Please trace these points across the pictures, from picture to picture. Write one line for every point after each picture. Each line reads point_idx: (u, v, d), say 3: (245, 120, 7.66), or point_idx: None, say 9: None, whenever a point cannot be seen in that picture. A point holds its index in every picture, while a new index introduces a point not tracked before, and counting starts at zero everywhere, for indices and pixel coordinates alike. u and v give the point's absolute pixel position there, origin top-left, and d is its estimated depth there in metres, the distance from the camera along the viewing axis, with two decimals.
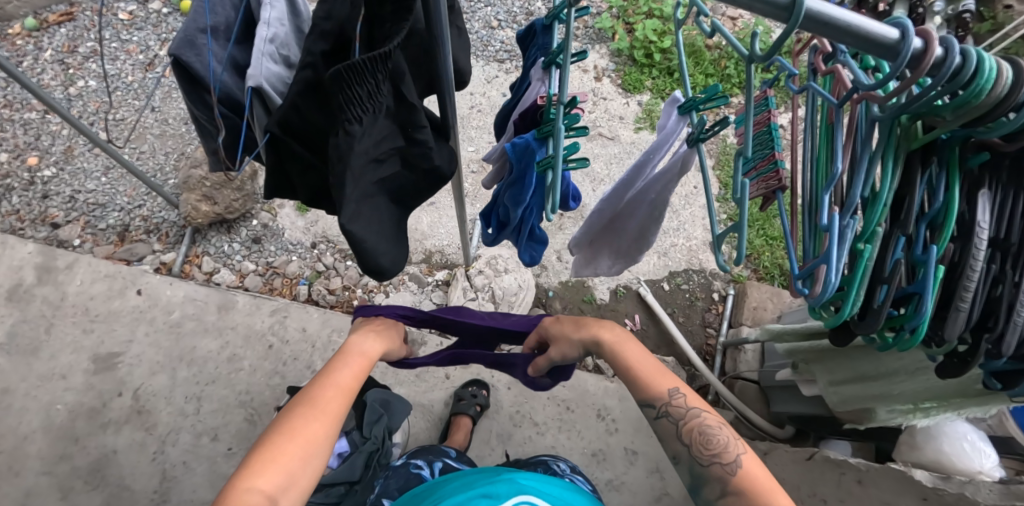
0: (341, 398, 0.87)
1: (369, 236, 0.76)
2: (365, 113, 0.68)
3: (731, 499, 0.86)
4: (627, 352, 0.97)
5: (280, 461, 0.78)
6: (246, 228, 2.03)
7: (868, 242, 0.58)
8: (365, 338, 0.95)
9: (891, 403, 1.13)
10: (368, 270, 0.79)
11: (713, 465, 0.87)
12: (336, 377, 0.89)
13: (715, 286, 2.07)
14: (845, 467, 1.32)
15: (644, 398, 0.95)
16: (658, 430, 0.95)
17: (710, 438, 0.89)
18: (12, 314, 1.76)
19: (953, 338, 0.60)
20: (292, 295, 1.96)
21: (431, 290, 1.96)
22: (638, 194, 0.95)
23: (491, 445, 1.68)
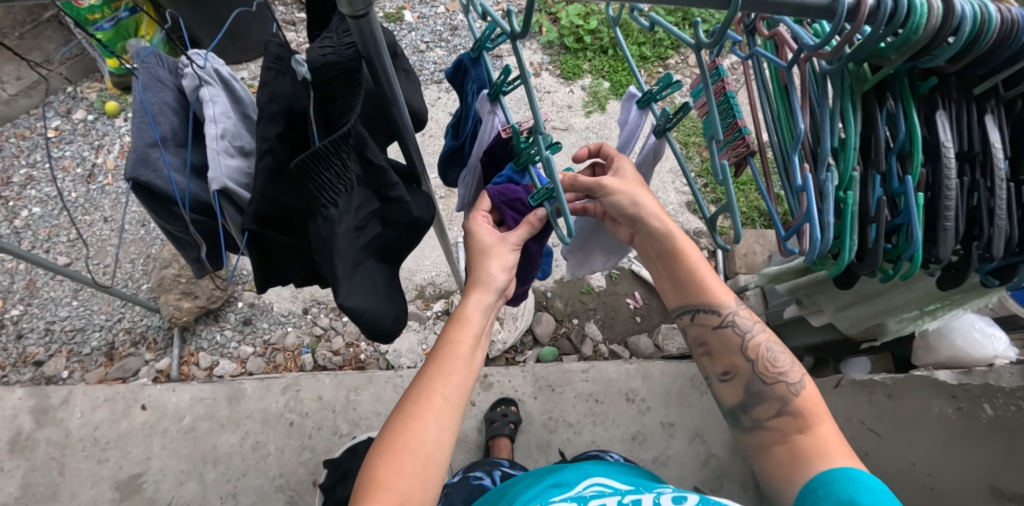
0: (445, 402, 0.80)
1: (368, 305, 0.74)
2: (338, 195, 0.67)
3: (786, 419, 0.86)
4: (689, 255, 0.90)
5: (387, 483, 0.75)
6: (233, 313, 2.01)
7: (848, 189, 0.59)
8: (469, 312, 0.86)
9: (899, 314, 1.18)
10: (374, 335, 0.78)
11: (778, 384, 0.88)
12: (437, 379, 0.81)
13: (701, 245, 2.11)
14: (873, 385, 1.30)
15: (706, 306, 0.92)
16: (715, 339, 0.93)
17: (776, 356, 0.90)
18: (19, 466, 1.69)
19: (948, 255, 0.61)
20: (298, 366, 1.94)
21: (433, 323, 1.96)
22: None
23: (534, 456, 1.68)
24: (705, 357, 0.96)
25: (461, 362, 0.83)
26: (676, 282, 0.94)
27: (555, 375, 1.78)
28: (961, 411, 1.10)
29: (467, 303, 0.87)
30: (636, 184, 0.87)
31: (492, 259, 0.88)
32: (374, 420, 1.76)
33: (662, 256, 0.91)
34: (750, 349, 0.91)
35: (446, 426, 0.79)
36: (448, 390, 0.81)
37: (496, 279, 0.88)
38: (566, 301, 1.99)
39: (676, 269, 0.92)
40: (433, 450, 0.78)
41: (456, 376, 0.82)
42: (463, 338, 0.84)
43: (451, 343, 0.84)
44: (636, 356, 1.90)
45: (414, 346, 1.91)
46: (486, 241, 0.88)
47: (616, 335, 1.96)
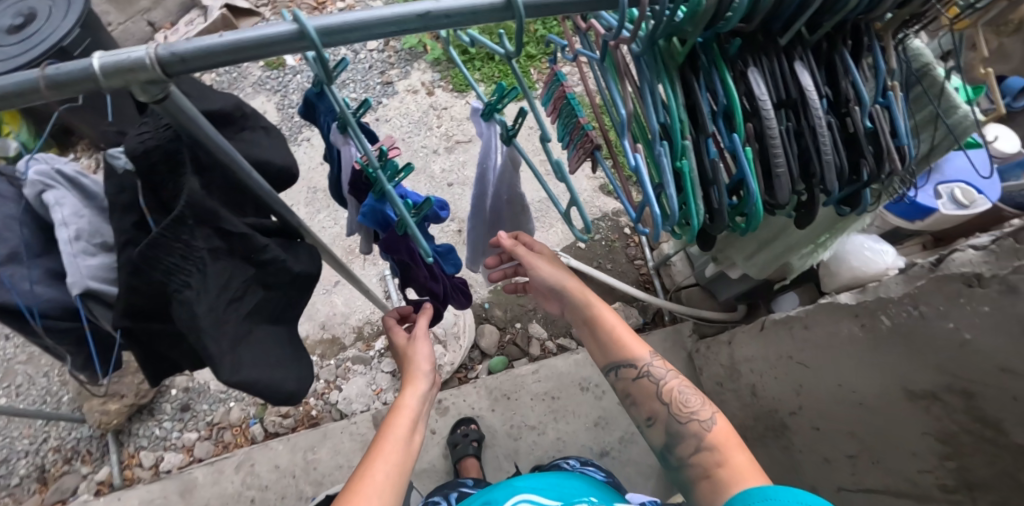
0: (383, 478, 0.83)
1: (262, 373, 0.73)
2: (193, 274, 0.66)
3: (704, 454, 0.90)
4: (606, 318, 1.01)
5: None
6: (168, 402, 1.91)
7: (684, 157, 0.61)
8: (406, 395, 0.95)
9: (798, 250, 1.26)
10: (278, 401, 0.76)
11: (691, 422, 0.94)
12: (376, 460, 0.85)
13: (622, 223, 2.18)
14: (791, 321, 1.35)
15: (624, 360, 1.01)
16: (636, 389, 1.01)
17: (687, 398, 0.97)
18: None
19: (787, 199, 0.64)
20: (249, 439, 1.86)
21: (378, 362, 1.93)
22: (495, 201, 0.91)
23: (504, 467, 1.68)
24: (632, 406, 1.03)
25: (399, 440, 0.88)
26: (599, 341, 1.03)
27: (508, 383, 1.77)
28: (865, 326, 1.14)
29: (403, 394, 0.96)
30: (556, 263, 0.99)
31: (416, 355, 1.01)
32: (337, 474, 1.71)
33: (584, 321, 1.03)
34: (665, 393, 0.98)
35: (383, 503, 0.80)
36: (388, 468, 0.84)
37: (421, 369, 1.00)
38: (505, 308, 2.00)
39: (597, 330, 1.02)
40: None
41: (394, 451, 0.87)
42: (400, 420, 0.91)
43: (390, 425, 0.90)
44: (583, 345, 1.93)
45: (363, 389, 1.88)
46: (401, 344, 1.04)
47: (560, 329, 1.98)
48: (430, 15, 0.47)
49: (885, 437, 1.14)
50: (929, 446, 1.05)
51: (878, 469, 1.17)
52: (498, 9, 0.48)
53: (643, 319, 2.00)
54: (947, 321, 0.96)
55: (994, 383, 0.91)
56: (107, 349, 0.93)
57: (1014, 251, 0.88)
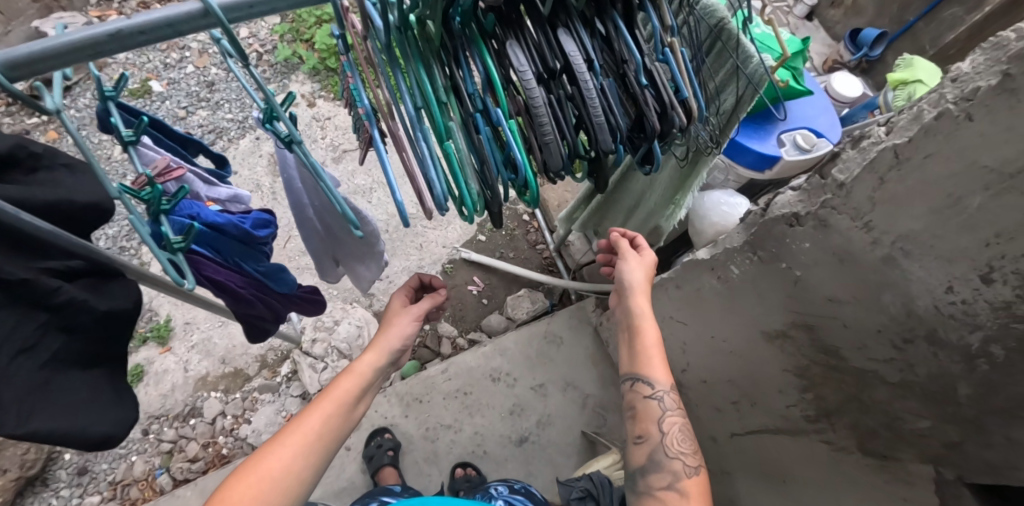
0: (307, 438, 0.86)
1: (61, 421, 0.73)
2: None
3: (672, 494, 0.93)
4: (648, 334, 1.00)
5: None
6: (63, 469, 1.77)
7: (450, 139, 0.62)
8: (366, 355, 0.95)
9: (658, 214, 1.30)
10: (89, 445, 0.77)
11: (675, 460, 0.96)
12: (310, 418, 0.87)
13: (520, 211, 2.20)
14: (664, 282, 1.39)
15: (643, 377, 0.99)
16: (641, 406, 1.00)
17: (682, 438, 0.98)
18: None
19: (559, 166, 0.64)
20: (158, 491, 1.76)
21: (286, 387, 1.87)
22: (317, 210, 0.91)
23: (428, 471, 1.67)
24: (629, 419, 1.03)
25: (338, 405, 0.90)
26: (631, 351, 1.02)
27: (420, 386, 1.75)
28: (721, 278, 1.18)
29: (360, 358, 0.95)
30: (642, 270, 1.04)
31: (390, 323, 1.01)
32: None
33: (626, 327, 1.03)
34: (665, 423, 0.99)
35: (296, 464, 0.84)
36: (317, 428, 0.87)
37: (390, 343, 0.98)
38: None
39: (634, 341, 1.02)
40: (280, 478, 0.82)
41: (330, 414, 0.89)
42: (347, 384, 0.92)
43: (335, 385, 0.91)
44: (492, 336, 1.94)
45: (273, 417, 1.82)
46: (393, 309, 1.02)
47: (468, 325, 2.00)
48: (124, 33, 0.47)
49: (756, 379, 1.19)
50: (790, 381, 1.10)
51: (757, 411, 1.23)
52: (197, 16, 0.48)
53: (551, 302, 2.02)
54: (780, 261, 1.02)
55: (827, 313, 0.97)
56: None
57: (821, 186, 0.91)
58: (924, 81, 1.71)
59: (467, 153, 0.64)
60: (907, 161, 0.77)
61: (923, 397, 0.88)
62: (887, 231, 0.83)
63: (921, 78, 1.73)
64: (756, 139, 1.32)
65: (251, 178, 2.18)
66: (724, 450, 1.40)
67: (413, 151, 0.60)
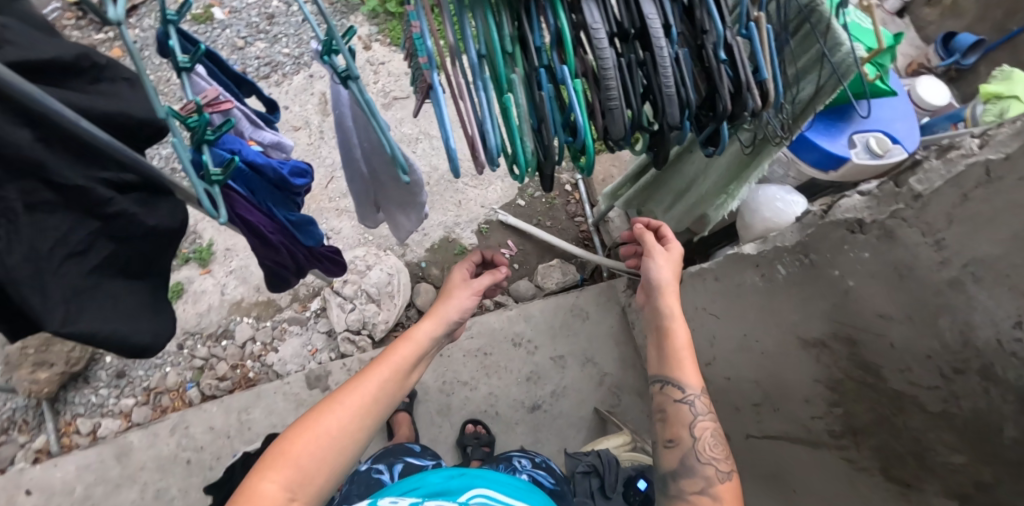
0: (368, 399, 0.86)
1: (103, 326, 0.77)
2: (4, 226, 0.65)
3: (705, 497, 0.91)
4: (678, 336, 1.00)
5: (290, 458, 0.78)
6: (103, 369, 1.88)
7: (512, 92, 0.60)
8: (425, 324, 0.97)
9: (708, 202, 1.26)
10: (127, 350, 0.82)
11: (707, 466, 0.94)
12: (372, 379, 0.88)
13: (562, 181, 2.17)
14: (704, 272, 1.35)
15: (675, 380, 0.99)
16: (671, 409, 0.99)
17: (714, 443, 0.97)
18: None
19: (621, 134, 0.62)
20: (187, 403, 1.86)
21: (314, 323, 1.92)
22: (365, 150, 0.90)
23: (438, 423, 1.71)
24: (659, 422, 1.02)
25: (396, 371, 0.90)
26: (661, 353, 1.02)
27: None
28: (766, 276, 1.14)
29: (419, 326, 0.96)
30: (671, 268, 1.05)
31: (451, 297, 1.02)
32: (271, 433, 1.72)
33: (656, 328, 1.03)
34: (696, 427, 0.98)
35: (355, 424, 0.84)
36: (376, 391, 0.88)
37: (448, 315, 1.00)
38: (442, 267, 1.99)
39: (664, 343, 1.02)
40: (341, 435, 0.82)
41: (387, 378, 0.89)
42: (406, 350, 0.92)
43: (395, 350, 0.92)
44: (519, 301, 1.94)
45: (299, 350, 1.88)
46: (453, 283, 1.05)
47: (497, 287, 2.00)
48: None
49: (784, 385, 1.16)
50: (819, 393, 1.06)
51: (778, 416, 1.20)
52: None
53: (581, 276, 2.00)
54: (833, 268, 0.97)
55: (874, 329, 0.92)
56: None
57: (894, 195, 0.86)
58: (1021, 97, 1.59)
59: (527, 109, 0.61)
60: (998, 180, 0.72)
61: (962, 433, 0.82)
62: (959, 252, 0.77)
63: (1017, 94, 1.60)
64: (827, 137, 1.25)
65: (301, 114, 2.20)
66: (738, 448, 1.38)
67: (471, 99, 0.58)
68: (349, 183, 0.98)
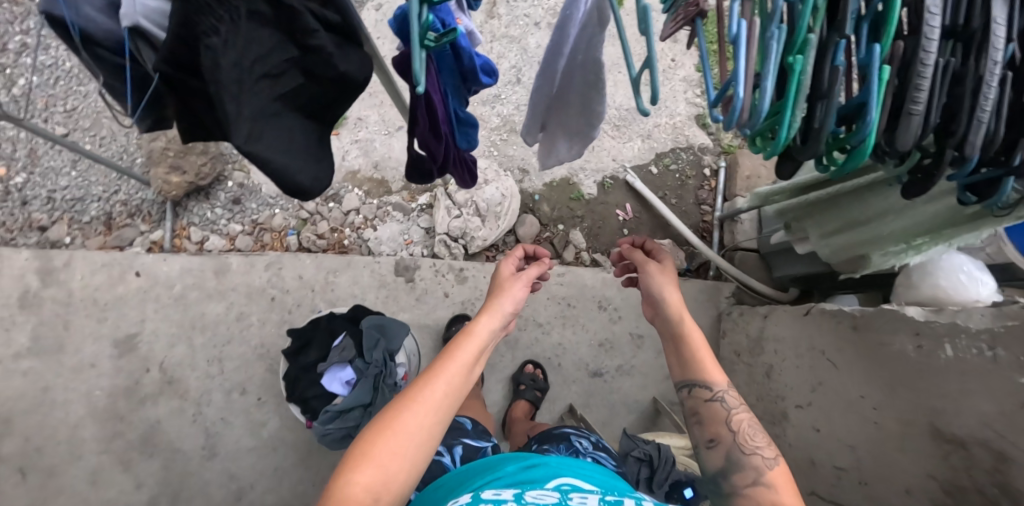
0: (441, 396, 0.87)
1: (277, 155, 0.76)
2: (223, 20, 0.67)
3: (760, 488, 0.93)
4: (693, 337, 1.07)
5: (373, 458, 0.80)
6: (223, 191, 2.00)
7: (800, 54, 0.51)
8: (484, 320, 0.98)
9: (883, 244, 1.14)
10: (288, 190, 0.80)
11: (754, 455, 0.96)
12: (441, 375, 0.89)
13: (704, 163, 2.03)
14: (840, 315, 1.25)
15: (701, 381, 1.04)
16: (705, 410, 1.04)
17: (755, 432, 1.00)
18: (29, 320, 1.78)
19: (907, 148, 0.55)
20: (284, 246, 1.97)
21: (416, 216, 1.94)
22: (572, 62, 0.86)
23: (501, 352, 1.73)
24: (695, 425, 1.06)
25: (463, 365, 0.91)
26: (681, 357, 1.08)
27: None
28: (921, 349, 1.03)
29: (479, 322, 0.97)
30: (668, 276, 1.15)
31: (505, 295, 1.04)
32: (350, 301, 1.81)
33: (670, 335, 1.11)
34: (734, 422, 1.01)
35: (429, 421, 0.85)
36: (447, 385, 0.88)
37: (503, 307, 1.01)
38: (553, 206, 1.94)
39: (681, 345, 1.08)
40: (420, 433, 0.84)
41: (456, 374, 0.90)
42: (470, 344, 0.94)
43: (460, 344, 0.93)
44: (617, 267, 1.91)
45: (396, 236, 1.91)
46: (502, 279, 1.09)
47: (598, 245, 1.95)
48: None
49: (888, 464, 1.07)
50: (929, 490, 0.98)
51: (862, 489, 1.13)
52: None
53: (686, 265, 1.93)
54: (1020, 375, 0.85)
55: None
56: (154, 100, 0.92)
57: None
58: None
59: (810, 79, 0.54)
60: None
61: None
62: None
63: None
64: None
65: None
66: None
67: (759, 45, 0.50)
68: (532, 96, 0.94)
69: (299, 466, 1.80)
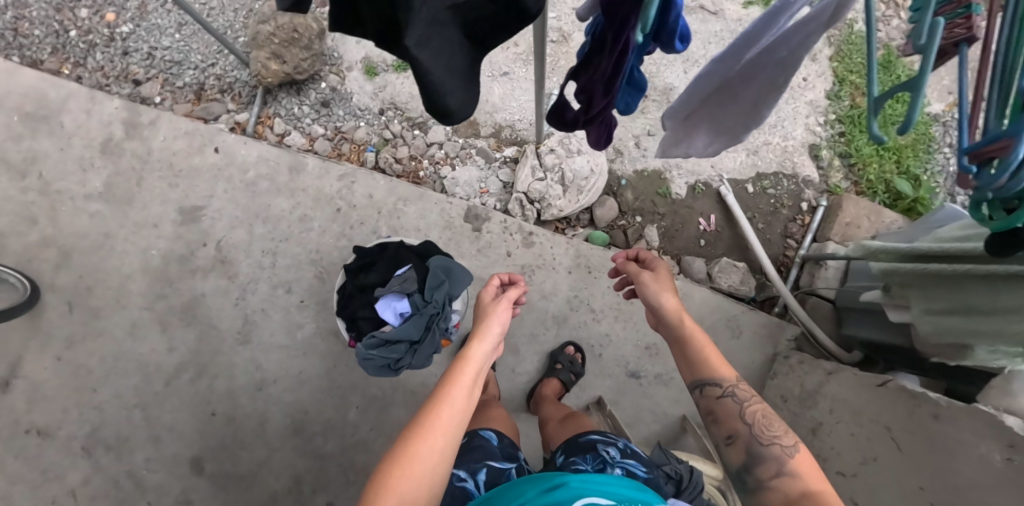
0: (449, 420, 0.93)
1: (437, 69, 0.69)
2: None
3: (785, 478, 1.02)
4: (697, 336, 1.17)
5: (395, 490, 0.85)
6: (315, 91, 1.98)
7: None
8: (478, 346, 1.04)
9: (999, 342, 1.05)
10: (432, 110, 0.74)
11: (773, 446, 1.05)
12: (445, 401, 0.95)
13: (804, 197, 1.94)
14: (921, 399, 1.20)
15: (710, 380, 1.14)
16: (720, 408, 1.12)
17: (770, 422, 1.08)
18: (107, 166, 1.87)
19: None
20: (360, 161, 1.95)
21: (498, 166, 1.89)
22: (764, 54, 0.77)
23: (546, 325, 1.72)
24: (713, 424, 1.14)
25: (463, 388, 0.98)
26: (691, 357, 1.17)
27: (598, 259, 1.75)
28: (1009, 462, 0.98)
29: (470, 348, 1.04)
30: (667, 286, 1.23)
31: (492, 318, 1.10)
32: (412, 233, 1.79)
33: (675, 337, 1.20)
34: (747, 415, 1.09)
35: (441, 447, 0.91)
36: (452, 410, 0.94)
37: (492, 331, 1.08)
38: (637, 195, 1.88)
39: (688, 345, 1.18)
40: (435, 460, 0.89)
41: (457, 398, 0.96)
42: (467, 369, 1.00)
43: (459, 372, 0.99)
44: (684, 276, 1.84)
45: (473, 181, 1.87)
46: (486, 304, 1.15)
47: (670, 247, 1.89)
48: None
49: None
50: None
51: None
52: None
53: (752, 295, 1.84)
54: None
55: None
56: None
57: None
58: None
59: None
60: None
61: None
62: None
63: None
64: None
65: None
66: None
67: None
68: (696, 82, 0.86)
69: (321, 376, 1.81)
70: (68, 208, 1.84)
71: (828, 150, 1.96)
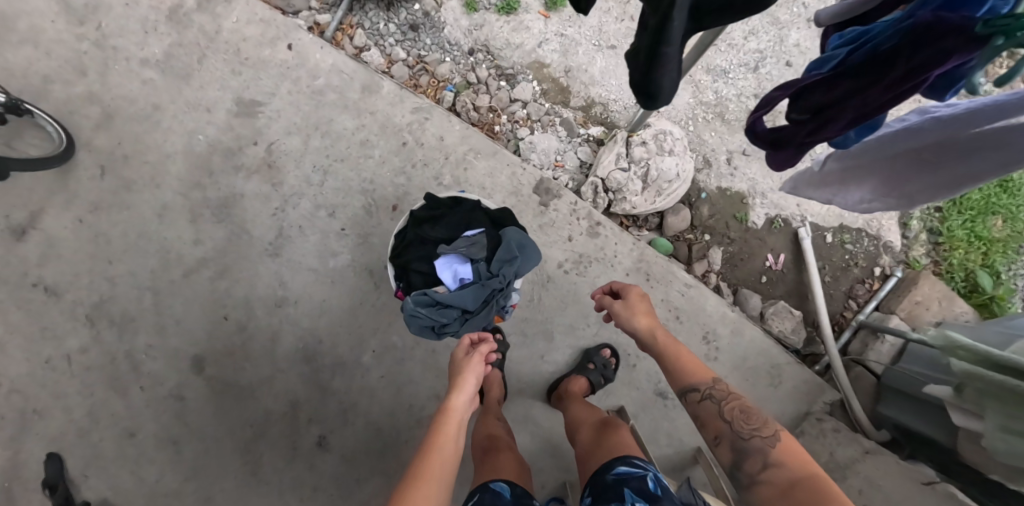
0: (439, 465, 0.97)
1: None
2: None
3: (770, 468, 1.04)
4: (676, 350, 1.23)
5: None
6: (406, 11, 1.83)
7: None
8: (458, 398, 1.10)
9: None
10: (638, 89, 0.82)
11: (753, 438, 1.08)
12: (432, 451, 0.99)
13: (880, 263, 1.83)
14: None
15: (688, 387, 1.18)
16: (704, 413, 1.15)
17: (747, 415, 1.11)
18: (171, 35, 1.75)
19: None
20: (435, 99, 1.82)
21: (579, 143, 1.78)
22: (979, 142, 0.86)
23: (588, 321, 1.64)
24: (700, 430, 1.17)
25: (449, 437, 1.02)
26: (672, 371, 1.21)
27: (660, 269, 1.67)
28: None
29: (449, 402, 1.09)
30: (641, 313, 1.29)
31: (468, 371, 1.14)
32: (476, 190, 1.69)
33: (658, 354, 1.25)
34: (726, 414, 1.13)
35: (437, 492, 0.92)
36: (441, 457, 0.98)
37: (470, 385, 1.12)
38: (713, 212, 1.79)
39: (668, 361, 1.23)
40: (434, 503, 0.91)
41: (445, 446, 1.00)
42: (449, 422, 1.05)
43: (443, 427, 1.04)
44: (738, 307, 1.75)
45: (550, 152, 1.75)
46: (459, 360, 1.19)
47: (731, 274, 1.79)
48: None
49: None
50: None
51: None
52: None
53: (798, 346, 1.75)
54: None
55: None
56: None
57: None
58: None
59: None
60: None
61: None
62: None
63: None
64: None
65: None
66: None
67: None
68: (892, 140, 0.98)
69: (344, 310, 1.72)
70: (120, 68, 1.73)
71: (919, 221, 1.86)
